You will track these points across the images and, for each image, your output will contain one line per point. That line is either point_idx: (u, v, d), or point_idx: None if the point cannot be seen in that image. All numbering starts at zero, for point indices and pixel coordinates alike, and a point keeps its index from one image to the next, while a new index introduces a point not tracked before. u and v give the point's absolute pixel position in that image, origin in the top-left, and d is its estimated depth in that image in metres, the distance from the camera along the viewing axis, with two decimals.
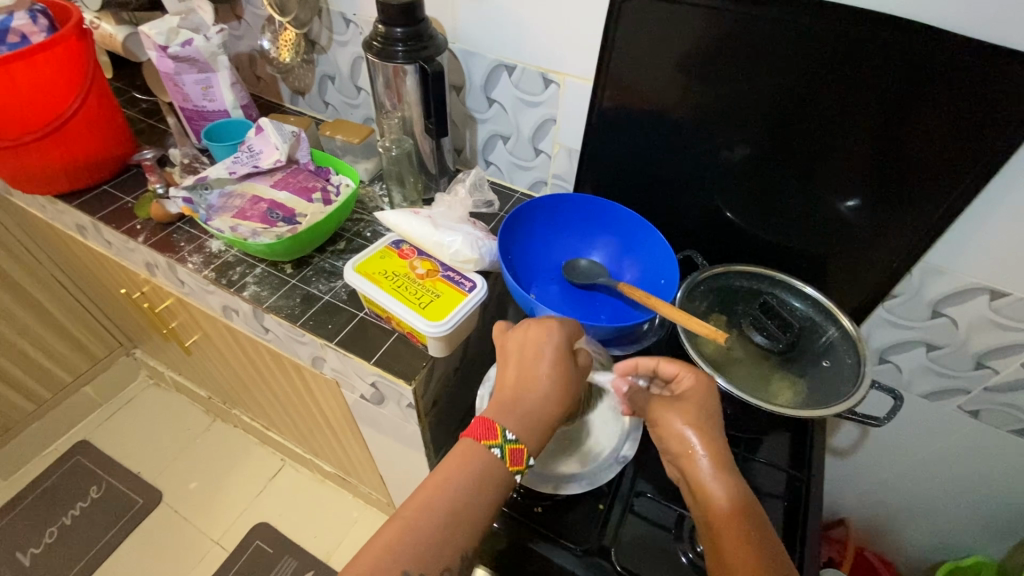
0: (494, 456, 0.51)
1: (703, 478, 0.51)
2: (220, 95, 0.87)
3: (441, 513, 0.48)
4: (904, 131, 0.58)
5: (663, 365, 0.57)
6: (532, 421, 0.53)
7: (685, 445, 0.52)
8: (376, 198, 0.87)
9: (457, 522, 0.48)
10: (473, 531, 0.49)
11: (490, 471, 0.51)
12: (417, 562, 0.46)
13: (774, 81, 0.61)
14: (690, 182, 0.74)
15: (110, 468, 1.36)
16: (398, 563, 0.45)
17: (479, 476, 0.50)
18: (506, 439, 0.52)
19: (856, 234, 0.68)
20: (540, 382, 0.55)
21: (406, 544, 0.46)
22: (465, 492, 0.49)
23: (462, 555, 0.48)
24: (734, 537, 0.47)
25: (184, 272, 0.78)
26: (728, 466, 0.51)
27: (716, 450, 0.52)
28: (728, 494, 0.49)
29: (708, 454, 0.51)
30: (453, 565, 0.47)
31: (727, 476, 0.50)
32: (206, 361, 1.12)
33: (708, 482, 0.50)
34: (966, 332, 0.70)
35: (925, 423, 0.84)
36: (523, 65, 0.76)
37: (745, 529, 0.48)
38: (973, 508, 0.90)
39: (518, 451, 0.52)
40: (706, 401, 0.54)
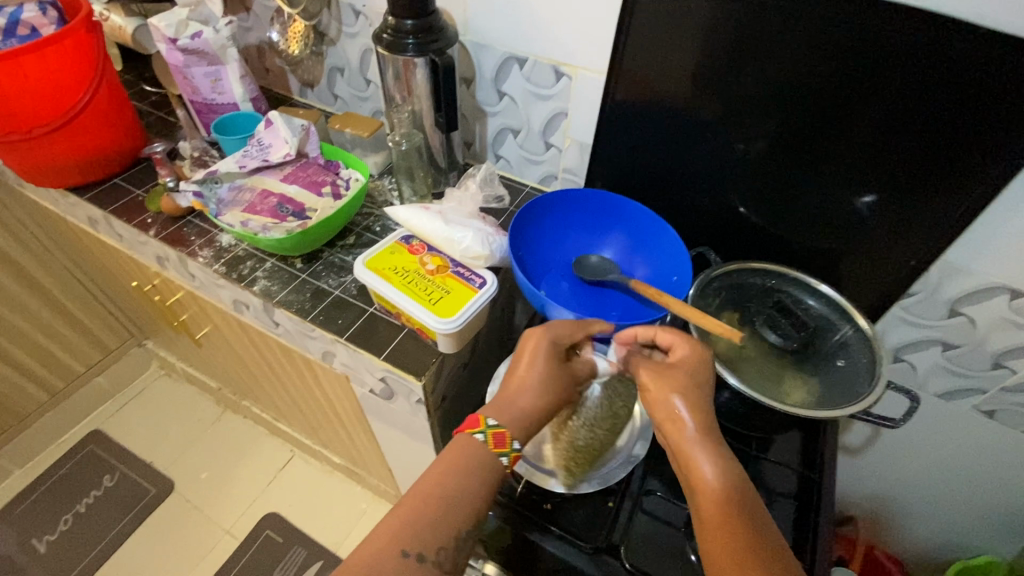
0: (478, 441, 0.53)
1: (690, 446, 0.50)
2: (229, 88, 0.87)
3: (438, 497, 0.50)
4: (925, 127, 0.57)
5: (661, 334, 0.58)
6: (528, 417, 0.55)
7: (674, 412, 0.52)
8: (386, 192, 0.87)
9: (453, 503, 0.50)
10: (472, 514, 0.51)
11: (482, 460, 0.53)
12: (415, 541, 0.48)
13: (792, 75, 0.60)
14: (704, 177, 0.73)
15: (123, 457, 1.38)
16: (396, 543, 0.47)
17: (472, 464, 0.52)
18: (488, 424, 0.54)
19: (873, 231, 0.66)
20: (530, 389, 0.56)
21: (405, 528, 0.48)
22: (459, 484, 0.51)
23: (457, 534, 0.50)
24: (721, 505, 0.47)
25: (195, 266, 0.78)
26: (715, 435, 0.51)
27: (704, 419, 0.51)
28: (716, 462, 0.49)
29: (697, 422, 0.51)
30: (449, 543, 0.49)
31: (715, 445, 0.50)
32: (216, 353, 1.12)
33: (695, 455, 0.49)
34: (984, 331, 0.69)
35: (940, 422, 0.83)
36: (535, 58, 0.75)
37: (727, 504, 0.47)
38: (986, 508, 0.89)
39: (501, 434, 0.53)
40: (696, 372, 0.54)
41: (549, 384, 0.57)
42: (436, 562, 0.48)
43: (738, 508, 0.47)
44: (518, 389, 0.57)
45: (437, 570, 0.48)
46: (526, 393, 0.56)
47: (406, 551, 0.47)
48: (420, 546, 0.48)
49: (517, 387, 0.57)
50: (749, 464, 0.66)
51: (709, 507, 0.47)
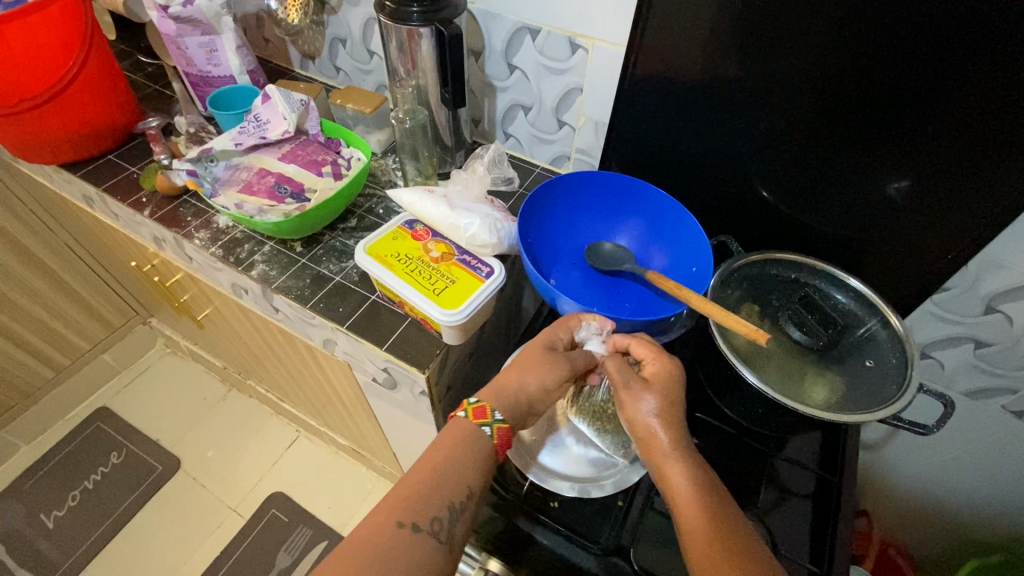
0: (459, 418, 0.53)
1: (665, 456, 0.52)
2: (225, 59, 0.82)
3: (432, 471, 0.49)
4: (974, 109, 0.51)
5: (635, 345, 0.58)
6: (500, 391, 0.55)
7: (650, 426, 0.53)
8: (389, 171, 0.83)
9: (455, 487, 0.49)
10: (467, 487, 0.49)
11: (468, 435, 0.52)
12: (411, 511, 0.47)
13: (829, 51, 0.54)
14: (727, 160, 0.68)
15: (129, 435, 1.38)
16: (392, 514, 0.47)
17: (460, 442, 0.51)
18: (470, 402, 0.54)
19: (907, 222, 0.62)
20: (525, 370, 0.56)
21: (399, 501, 0.48)
22: (456, 461, 0.50)
23: (453, 504, 0.48)
24: (699, 511, 0.48)
25: (191, 248, 0.75)
26: (687, 446, 0.53)
27: (678, 430, 0.53)
28: (689, 471, 0.51)
29: (672, 433, 0.53)
30: (442, 514, 0.48)
31: (688, 455, 0.52)
32: (219, 334, 1.11)
33: (666, 461, 0.51)
34: (1021, 329, 0.66)
35: (965, 422, 0.79)
36: (548, 29, 0.70)
37: (711, 504, 0.49)
38: (1009, 507, 0.86)
39: (481, 407, 0.53)
40: (666, 385, 0.55)
41: (547, 368, 0.56)
42: (432, 532, 0.47)
43: (716, 511, 0.49)
44: (510, 370, 0.56)
45: (432, 540, 0.46)
46: (526, 374, 0.56)
47: (401, 522, 0.47)
48: (414, 516, 0.47)
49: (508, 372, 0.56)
50: (762, 464, 0.63)
51: (689, 510, 0.49)
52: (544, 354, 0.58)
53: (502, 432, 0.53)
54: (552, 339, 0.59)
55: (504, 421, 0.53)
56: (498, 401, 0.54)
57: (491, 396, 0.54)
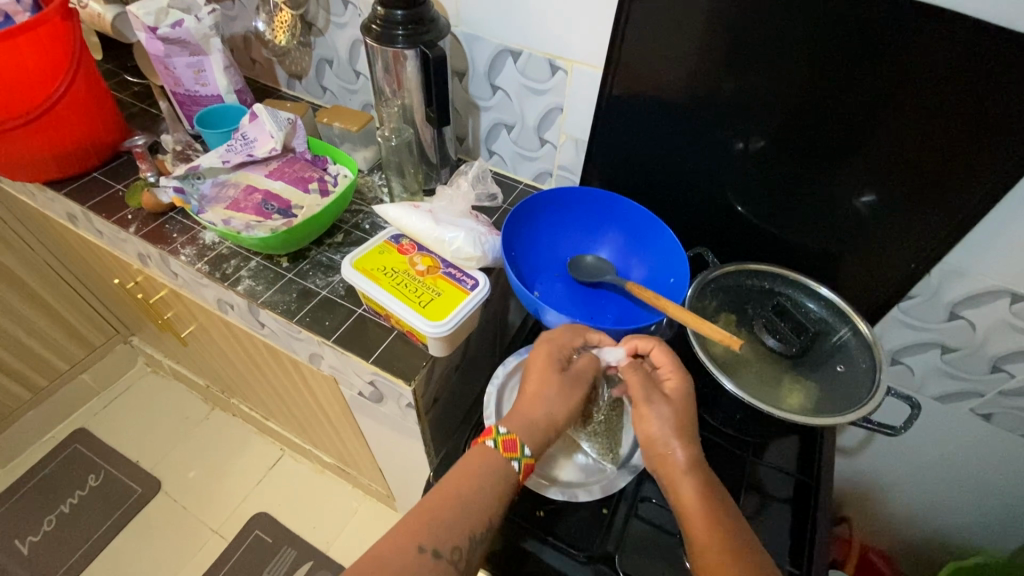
0: (488, 446, 0.53)
1: (678, 472, 0.53)
2: (213, 79, 0.84)
3: (455, 497, 0.50)
4: (929, 126, 0.55)
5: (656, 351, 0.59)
6: (529, 422, 0.55)
7: (664, 443, 0.54)
8: (375, 188, 0.84)
9: (450, 506, 0.50)
10: (487, 519, 0.50)
11: (494, 469, 0.52)
12: (430, 537, 0.48)
13: (797, 71, 0.58)
14: (702, 175, 0.71)
15: (108, 456, 1.35)
16: (412, 538, 0.48)
17: (485, 473, 0.52)
18: (498, 431, 0.54)
19: (873, 232, 0.65)
20: (547, 401, 0.56)
21: (411, 530, 0.49)
22: (473, 490, 0.51)
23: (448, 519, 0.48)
24: (708, 527, 0.50)
25: (176, 264, 0.76)
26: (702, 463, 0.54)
27: (694, 449, 0.54)
28: (700, 489, 0.52)
29: (687, 451, 0.54)
30: (461, 543, 0.49)
31: (702, 473, 0.53)
32: (202, 352, 1.10)
33: (681, 475, 0.53)
34: (983, 334, 0.69)
35: (938, 425, 0.82)
36: (529, 51, 0.73)
37: (719, 514, 0.51)
38: (982, 508, 0.88)
39: (511, 440, 0.53)
40: (686, 402, 0.57)
41: (563, 395, 0.57)
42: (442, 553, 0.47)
43: (724, 529, 0.50)
44: (531, 399, 0.56)
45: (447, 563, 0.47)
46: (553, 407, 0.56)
47: (423, 546, 0.47)
48: (436, 542, 0.48)
49: (528, 397, 0.57)
50: (744, 470, 0.64)
51: (699, 525, 0.51)
52: (558, 377, 0.58)
53: (528, 466, 0.54)
54: (560, 356, 0.59)
55: (532, 457, 0.53)
56: (530, 435, 0.54)
57: (524, 432, 0.54)
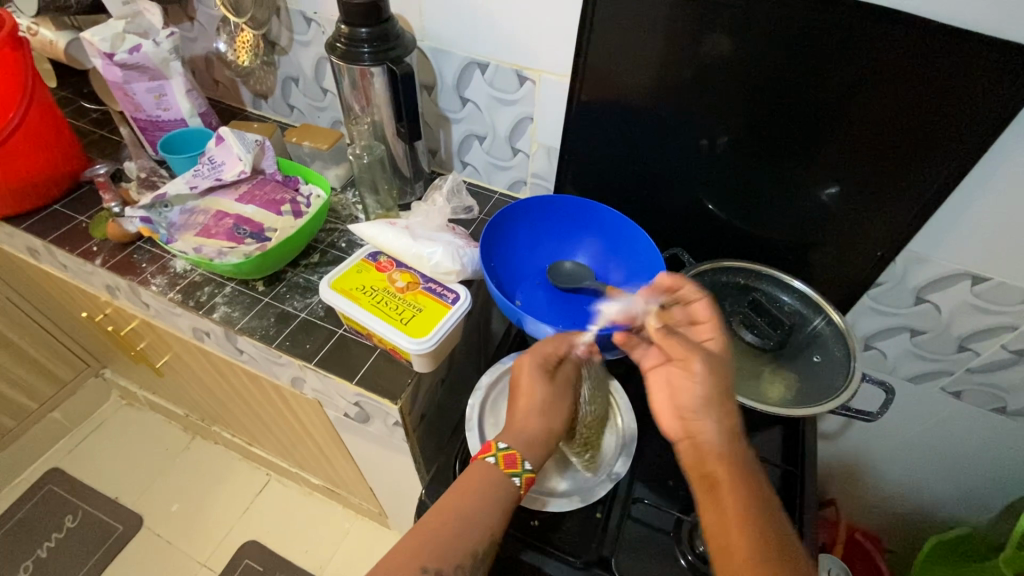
0: (488, 463, 0.54)
1: (707, 436, 0.50)
2: (175, 103, 0.82)
3: (456, 515, 0.50)
4: (885, 119, 0.57)
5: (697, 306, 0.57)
6: (527, 439, 0.55)
7: (693, 417, 0.51)
8: (349, 205, 0.84)
9: (451, 520, 0.50)
10: (488, 534, 0.50)
11: (495, 483, 0.52)
12: (434, 557, 0.48)
13: (758, 73, 0.59)
14: (673, 177, 0.72)
15: (86, 495, 1.31)
16: (416, 558, 0.48)
17: (484, 488, 0.52)
18: (499, 447, 0.54)
19: (839, 224, 0.67)
20: (538, 414, 0.57)
21: (408, 551, 0.49)
22: (472, 506, 0.51)
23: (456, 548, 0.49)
24: (732, 494, 0.46)
25: (147, 294, 0.74)
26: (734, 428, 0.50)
27: (729, 420, 0.50)
28: (731, 460, 0.48)
29: (717, 425, 0.50)
30: (466, 562, 0.49)
31: (733, 442, 0.49)
32: (179, 382, 1.07)
33: (711, 437, 0.49)
34: (948, 317, 0.71)
35: (913, 405, 0.85)
36: (496, 63, 0.73)
37: (743, 478, 0.47)
38: (959, 482, 0.92)
39: (511, 455, 0.54)
40: (727, 359, 0.54)
41: (554, 407, 0.58)
42: None
43: (747, 494, 0.46)
44: (524, 413, 0.57)
45: None
46: (554, 420, 0.57)
47: (426, 566, 0.48)
48: (439, 562, 0.48)
49: (522, 412, 0.57)
50: None
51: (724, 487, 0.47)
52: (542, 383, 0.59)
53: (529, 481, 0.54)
54: (545, 363, 0.60)
55: (532, 471, 0.54)
56: (527, 449, 0.55)
57: (528, 450, 0.54)
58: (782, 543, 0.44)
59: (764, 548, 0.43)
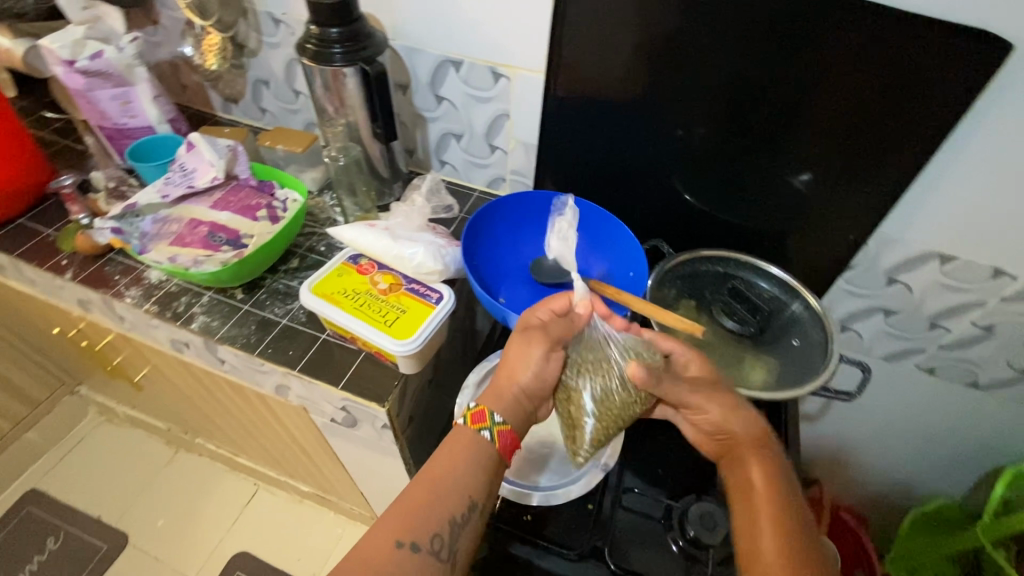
0: (460, 425, 0.54)
1: (745, 452, 0.54)
2: (142, 110, 0.80)
3: (433, 483, 0.50)
4: (853, 105, 0.59)
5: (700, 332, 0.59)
6: (500, 397, 0.55)
7: (728, 424, 0.55)
8: (327, 208, 0.82)
9: (431, 490, 0.50)
10: (466, 499, 0.50)
11: (470, 444, 0.52)
12: (409, 531, 0.48)
13: (728, 64, 0.60)
14: (651, 169, 0.73)
15: (68, 515, 1.28)
16: (391, 533, 0.48)
17: (461, 452, 0.52)
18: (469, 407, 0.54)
19: (814, 209, 0.68)
20: (520, 371, 0.56)
21: (396, 520, 0.48)
22: (451, 471, 0.50)
23: (451, 519, 0.49)
24: (768, 503, 0.50)
25: (122, 307, 0.72)
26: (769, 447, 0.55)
27: (762, 437, 0.55)
28: (765, 468, 0.53)
29: (750, 432, 0.55)
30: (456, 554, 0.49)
31: (770, 459, 0.54)
32: (160, 395, 1.05)
33: (748, 453, 0.54)
34: (920, 296, 0.73)
35: (890, 383, 0.87)
36: (470, 60, 0.73)
37: (780, 490, 0.51)
38: (935, 455, 0.95)
39: (479, 412, 0.53)
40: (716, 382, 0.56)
41: (536, 367, 0.56)
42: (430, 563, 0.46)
43: (782, 505, 0.50)
44: (507, 365, 0.56)
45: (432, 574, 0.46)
46: (523, 373, 0.56)
47: (400, 541, 0.47)
48: (414, 535, 0.48)
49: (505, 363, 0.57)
50: None
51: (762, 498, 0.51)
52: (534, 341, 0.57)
53: (503, 434, 0.53)
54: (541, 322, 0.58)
55: (504, 423, 0.53)
56: (496, 406, 0.54)
57: (489, 400, 0.54)
58: (808, 548, 0.48)
59: (786, 543, 0.47)
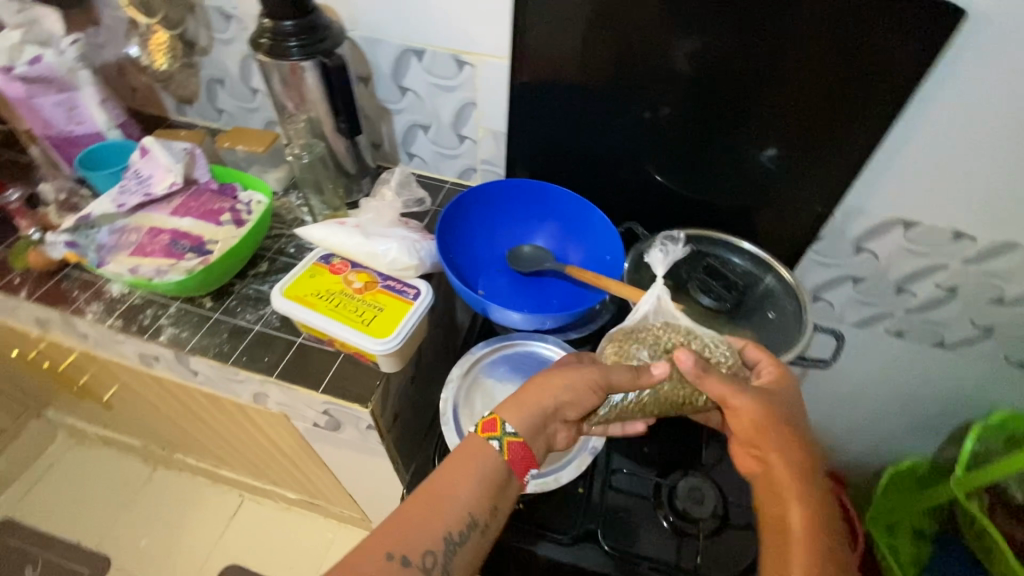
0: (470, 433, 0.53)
1: (783, 490, 0.49)
2: (89, 115, 0.77)
3: (434, 496, 0.49)
4: (814, 78, 0.60)
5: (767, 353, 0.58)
6: (520, 410, 0.53)
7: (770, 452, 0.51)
8: (294, 209, 0.80)
9: (431, 504, 0.48)
10: (466, 516, 0.48)
11: (478, 457, 0.51)
12: (404, 544, 0.46)
13: (690, 42, 0.60)
14: (621, 152, 0.73)
15: (44, 543, 1.23)
16: (384, 545, 0.46)
17: (468, 465, 0.50)
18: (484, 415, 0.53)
19: (782, 183, 0.70)
20: (555, 386, 0.55)
21: (391, 532, 0.47)
22: (454, 486, 0.49)
23: (447, 536, 0.47)
24: (804, 546, 0.45)
25: (83, 324, 0.69)
26: (815, 492, 0.49)
27: (805, 477, 0.50)
28: (810, 511, 0.47)
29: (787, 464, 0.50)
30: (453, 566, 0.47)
31: (813, 504, 0.48)
32: (132, 412, 1.01)
33: (789, 490, 0.49)
34: (886, 262, 0.76)
35: (862, 349, 0.90)
36: (432, 49, 0.71)
37: (821, 535, 0.46)
38: (907, 414, 0.98)
39: (491, 421, 0.52)
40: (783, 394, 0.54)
41: (574, 386, 0.54)
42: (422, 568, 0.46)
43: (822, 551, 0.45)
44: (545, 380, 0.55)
45: None
46: (559, 389, 0.54)
47: (391, 554, 0.45)
48: (406, 549, 0.46)
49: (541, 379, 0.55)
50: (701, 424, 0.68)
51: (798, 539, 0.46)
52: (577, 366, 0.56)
53: (512, 446, 0.51)
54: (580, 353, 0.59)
55: (515, 434, 0.51)
56: (514, 416, 0.52)
57: (508, 409, 0.53)
58: None
59: None
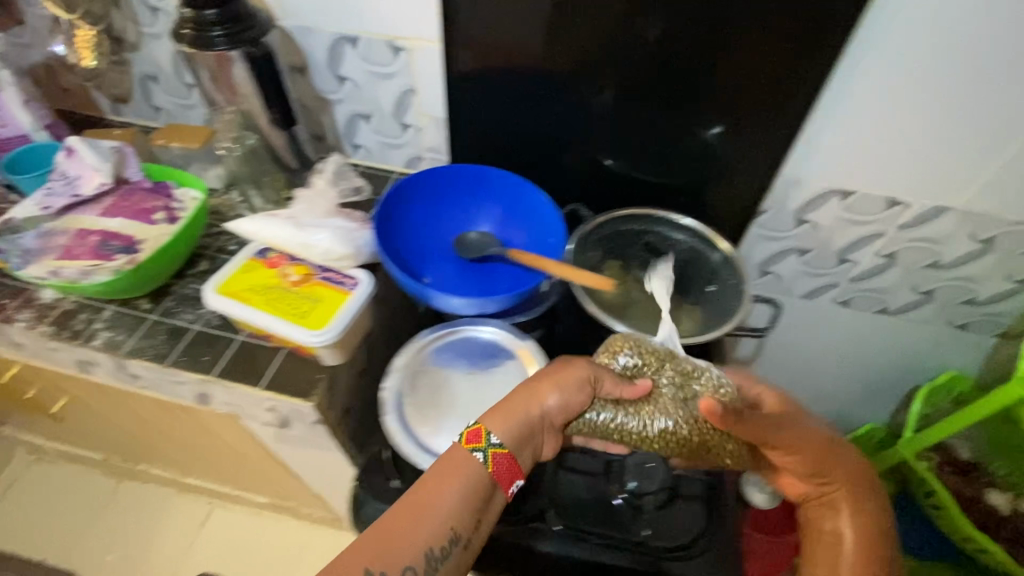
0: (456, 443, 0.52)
1: (839, 508, 0.53)
2: (12, 116, 0.74)
3: (421, 510, 0.48)
4: (740, 50, 0.60)
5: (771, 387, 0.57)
6: (509, 417, 0.52)
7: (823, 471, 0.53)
8: (235, 205, 0.78)
9: (414, 519, 0.47)
10: (448, 531, 0.47)
11: (468, 470, 0.50)
12: (383, 560, 0.45)
13: (618, 19, 0.60)
14: (563, 134, 0.73)
15: (6, 564, 1.20)
16: (362, 559, 0.45)
17: (456, 479, 0.49)
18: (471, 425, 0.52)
19: (721, 158, 0.70)
20: (546, 394, 0.53)
21: (370, 548, 0.46)
22: (440, 501, 0.48)
23: (429, 551, 0.46)
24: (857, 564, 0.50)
25: (15, 332, 0.66)
26: (864, 503, 0.54)
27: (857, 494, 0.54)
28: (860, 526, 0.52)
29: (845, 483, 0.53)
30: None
31: (862, 519, 0.53)
32: (85, 424, 0.98)
33: (841, 510, 0.53)
34: (828, 232, 0.77)
35: (814, 320, 0.91)
36: (366, 35, 0.70)
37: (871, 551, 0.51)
38: (863, 382, 1.00)
39: (476, 430, 0.51)
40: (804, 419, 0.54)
41: (563, 392, 0.53)
42: None
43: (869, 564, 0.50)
44: (539, 385, 0.54)
45: None
46: (548, 395, 0.53)
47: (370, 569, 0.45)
48: (384, 564, 0.45)
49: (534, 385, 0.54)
50: None
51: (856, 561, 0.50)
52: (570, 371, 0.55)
53: (498, 458, 0.51)
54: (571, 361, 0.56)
55: (501, 446, 0.51)
56: (503, 422, 0.51)
57: (494, 419, 0.52)
58: None
59: None
